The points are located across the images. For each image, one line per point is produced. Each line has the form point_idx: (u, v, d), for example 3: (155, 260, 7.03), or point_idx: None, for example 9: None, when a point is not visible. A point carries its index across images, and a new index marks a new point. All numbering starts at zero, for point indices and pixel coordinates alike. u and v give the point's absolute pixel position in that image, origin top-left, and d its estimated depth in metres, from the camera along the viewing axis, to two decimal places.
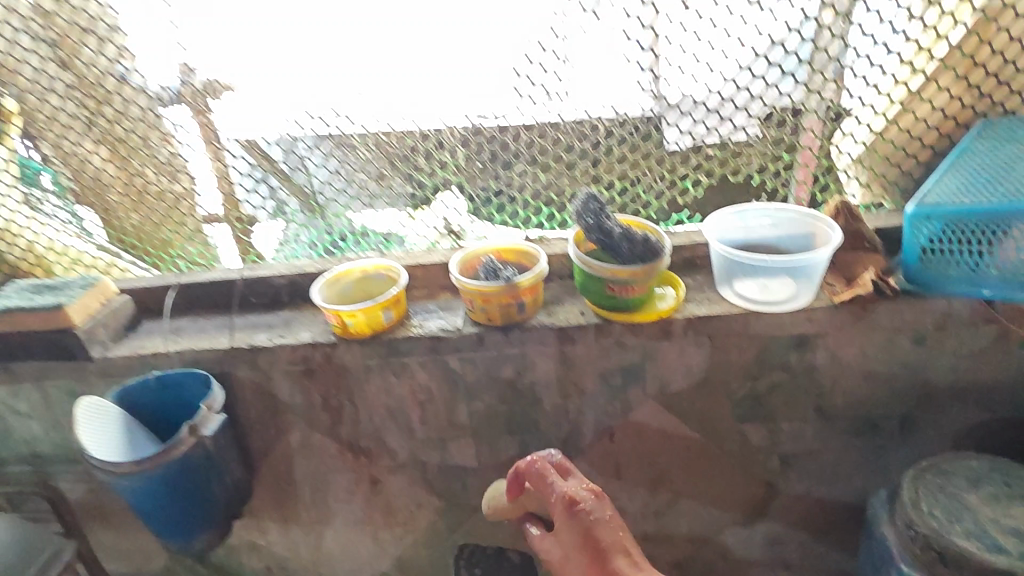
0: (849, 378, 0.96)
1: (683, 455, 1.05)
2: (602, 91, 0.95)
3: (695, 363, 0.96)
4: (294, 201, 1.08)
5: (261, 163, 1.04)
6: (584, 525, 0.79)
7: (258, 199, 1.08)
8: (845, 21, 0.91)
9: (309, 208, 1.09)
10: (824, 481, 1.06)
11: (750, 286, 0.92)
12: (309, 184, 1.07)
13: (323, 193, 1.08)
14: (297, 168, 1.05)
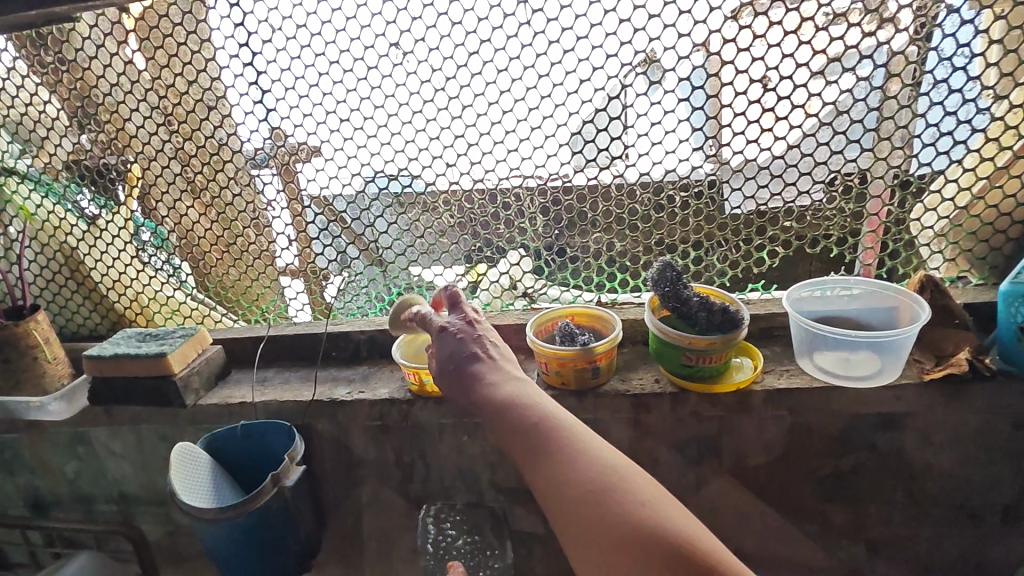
0: (944, 462, 0.91)
1: (760, 535, 1.01)
2: (660, 152, 0.98)
3: (775, 439, 0.94)
4: (361, 258, 1.14)
5: (331, 219, 1.11)
6: (446, 339, 0.86)
7: (328, 255, 1.14)
8: (913, 91, 0.90)
9: (377, 264, 1.15)
10: (915, 571, 0.99)
11: (832, 360, 0.90)
12: (379, 243, 1.12)
13: (400, 253, 1.13)
14: (372, 229, 1.11)
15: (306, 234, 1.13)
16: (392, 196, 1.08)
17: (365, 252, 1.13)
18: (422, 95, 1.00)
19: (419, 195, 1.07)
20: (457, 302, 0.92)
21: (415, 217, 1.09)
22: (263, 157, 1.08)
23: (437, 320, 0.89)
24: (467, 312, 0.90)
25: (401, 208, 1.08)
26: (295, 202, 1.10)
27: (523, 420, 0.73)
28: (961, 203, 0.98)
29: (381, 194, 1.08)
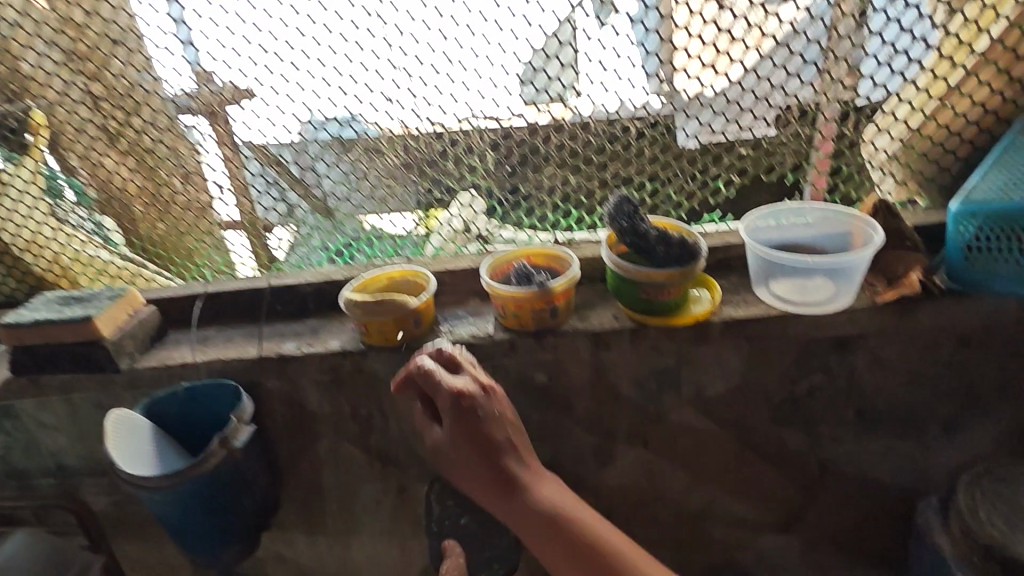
0: (892, 379, 0.93)
1: (719, 461, 1.02)
2: (613, 80, 0.92)
3: (732, 367, 0.94)
4: (304, 205, 1.07)
5: (269, 164, 1.02)
6: (468, 415, 0.84)
7: (269, 204, 1.07)
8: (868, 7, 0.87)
9: (322, 213, 1.08)
10: (864, 483, 1.03)
11: (787, 288, 0.89)
12: (322, 189, 1.05)
13: (344, 197, 1.07)
14: (310, 172, 1.03)
15: (244, 183, 1.04)
16: (333, 138, 1.00)
17: (309, 200, 1.06)
18: (354, 22, 0.90)
19: (362, 136, 0.99)
20: (453, 364, 0.87)
21: (358, 159, 1.02)
22: (188, 100, 0.97)
23: (450, 389, 0.83)
24: (473, 374, 0.87)
25: (342, 151, 1.01)
26: (228, 150, 1.01)
27: (549, 512, 0.84)
28: (914, 125, 0.96)
29: (320, 136, 0.99)
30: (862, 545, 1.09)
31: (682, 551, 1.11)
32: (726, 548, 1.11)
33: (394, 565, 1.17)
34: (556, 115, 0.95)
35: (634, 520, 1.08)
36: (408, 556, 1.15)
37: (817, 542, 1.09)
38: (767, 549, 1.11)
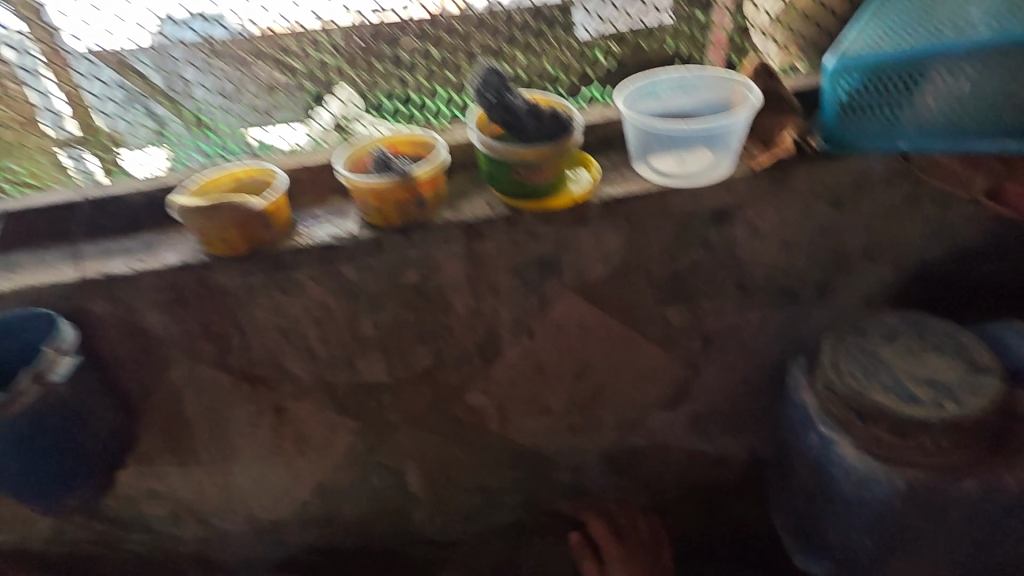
0: (769, 249, 0.91)
1: (604, 346, 1.00)
2: None
3: (612, 249, 0.88)
4: (175, 118, 0.90)
5: (124, 74, 0.86)
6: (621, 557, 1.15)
7: (129, 120, 0.90)
8: None
9: (198, 126, 0.91)
10: (745, 355, 1.04)
11: (666, 162, 0.84)
12: (192, 99, 0.89)
13: (209, 105, 0.90)
14: (174, 78, 0.88)
15: (85, 95, 0.87)
16: (199, 38, 0.85)
17: (179, 112, 0.90)
18: None
19: (232, 33, 0.85)
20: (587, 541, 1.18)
21: (228, 59, 0.87)
22: None
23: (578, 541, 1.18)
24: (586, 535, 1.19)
25: (208, 51, 0.86)
26: (54, 54, 0.83)
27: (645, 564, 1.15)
28: None
29: (179, 33, 0.84)
30: (742, 412, 1.14)
31: (576, 437, 1.13)
32: (617, 429, 1.13)
33: (283, 485, 1.11)
34: (447, 9, 0.89)
35: (531, 414, 1.08)
36: (297, 474, 1.10)
37: (703, 413, 1.13)
38: (656, 426, 1.14)
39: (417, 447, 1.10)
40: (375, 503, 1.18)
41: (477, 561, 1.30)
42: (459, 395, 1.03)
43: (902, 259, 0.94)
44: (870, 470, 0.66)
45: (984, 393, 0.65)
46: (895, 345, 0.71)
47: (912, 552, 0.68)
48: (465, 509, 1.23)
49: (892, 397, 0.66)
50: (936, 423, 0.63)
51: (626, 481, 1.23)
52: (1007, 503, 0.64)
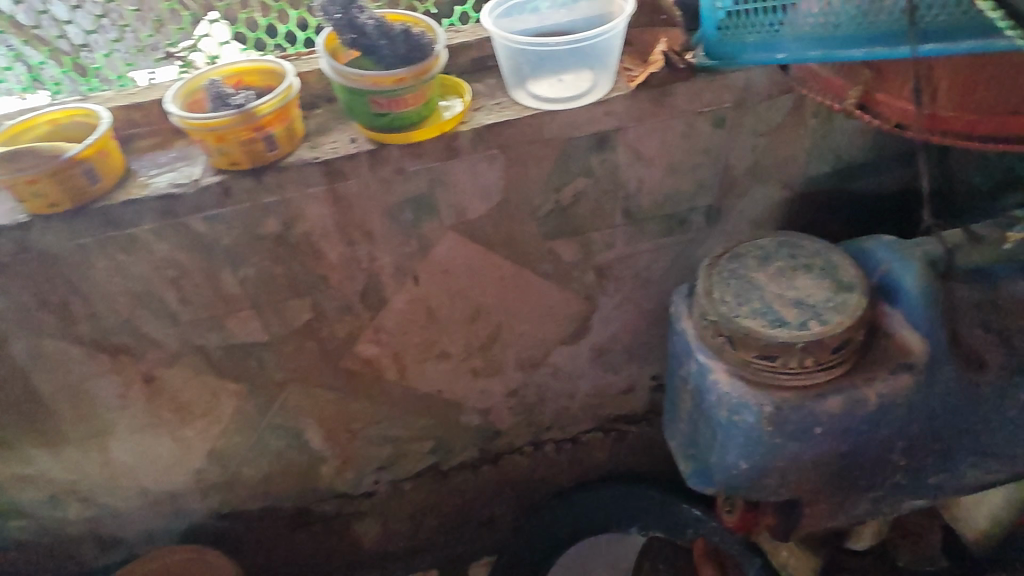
0: (655, 174, 0.87)
1: (496, 286, 0.95)
2: None
3: (490, 183, 0.82)
4: (51, 64, 0.80)
5: None
6: None
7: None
8: None
9: (82, 73, 0.82)
10: (642, 285, 1.02)
11: (546, 85, 0.79)
12: (68, 40, 0.80)
13: (87, 47, 0.81)
14: (41, 15, 0.78)
15: None
16: None
17: (56, 56, 0.80)
18: None
19: None
20: None
21: None
22: None
23: None
24: None
25: None
26: None
27: None
28: None
29: None
30: (644, 341, 1.14)
31: (479, 379, 1.11)
32: (521, 367, 1.12)
33: (171, 455, 1.05)
34: None
35: (429, 360, 1.04)
36: (184, 443, 1.04)
37: (606, 345, 1.12)
38: (560, 361, 1.13)
39: (313, 403, 1.05)
40: (277, 462, 1.14)
41: (394, 508, 1.29)
42: (348, 347, 0.98)
43: (788, 176, 0.92)
44: (740, 395, 0.66)
45: (849, 310, 0.63)
46: (768, 267, 0.69)
47: (784, 470, 0.69)
48: (376, 459, 1.21)
49: (759, 320, 0.64)
50: (798, 345, 0.62)
51: (536, 416, 1.23)
52: (866, 418, 0.65)
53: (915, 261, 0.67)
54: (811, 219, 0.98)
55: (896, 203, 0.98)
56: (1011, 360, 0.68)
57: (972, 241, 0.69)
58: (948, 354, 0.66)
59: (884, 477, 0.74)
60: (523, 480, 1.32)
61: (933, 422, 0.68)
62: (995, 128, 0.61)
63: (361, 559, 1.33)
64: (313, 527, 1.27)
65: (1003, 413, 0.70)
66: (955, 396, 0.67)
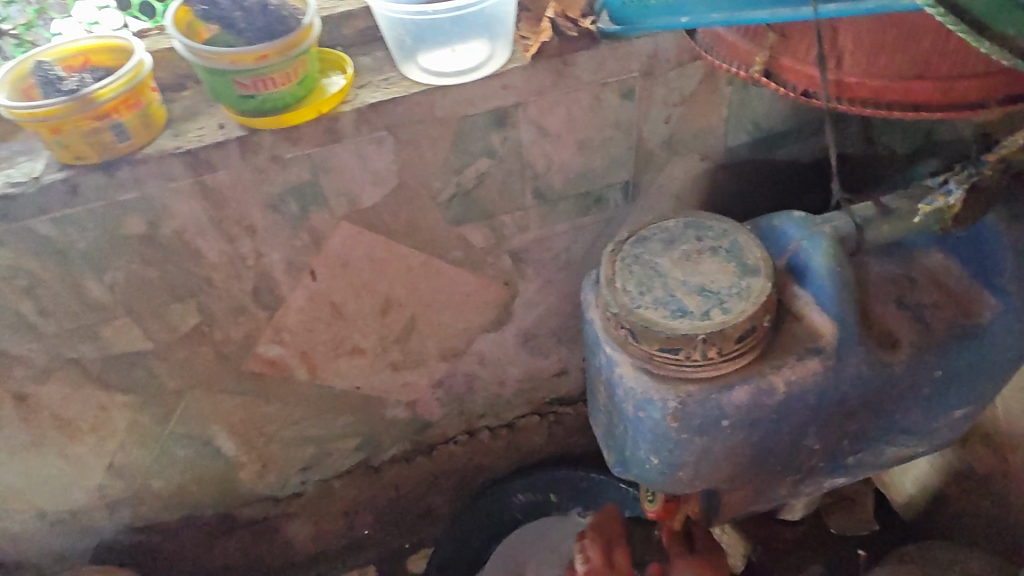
0: (564, 151, 0.80)
1: (403, 277, 0.89)
2: None
3: (382, 168, 0.75)
4: None
5: None
6: None
7: None
8: None
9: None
10: (563, 267, 0.97)
11: (442, 55, 0.71)
12: None
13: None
14: None
15: None
16: None
17: None
18: None
19: None
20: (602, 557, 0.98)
21: None
22: None
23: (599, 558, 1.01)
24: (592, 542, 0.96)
25: None
26: None
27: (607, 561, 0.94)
28: None
29: None
30: (573, 323, 1.09)
31: (400, 373, 1.05)
32: (444, 358, 1.06)
33: (65, 473, 0.98)
34: None
35: (341, 357, 0.98)
36: (78, 460, 0.96)
37: (531, 330, 1.07)
38: (486, 349, 1.08)
39: (218, 409, 0.98)
40: (188, 472, 1.07)
41: (324, 508, 1.23)
42: (248, 349, 0.91)
43: (708, 149, 0.87)
44: (645, 390, 0.62)
45: (753, 297, 0.60)
46: (673, 251, 0.65)
47: (696, 464, 0.66)
48: (298, 460, 1.15)
49: (661, 311, 0.60)
50: (700, 336, 0.58)
51: (467, 405, 1.19)
52: (774, 407, 0.63)
53: (824, 238, 0.63)
54: (738, 192, 0.93)
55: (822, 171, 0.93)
56: (922, 337, 0.66)
57: (883, 215, 0.65)
58: (857, 336, 0.63)
59: (801, 461, 0.72)
60: (460, 470, 1.28)
61: (845, 405, 0.66)
62: (900, 95, 0.55)
63: (294, 560, 1.28)
64: (239, 532, 1.21)
65: (916, 391, 0.68)
66: (866, 378, 0.65)
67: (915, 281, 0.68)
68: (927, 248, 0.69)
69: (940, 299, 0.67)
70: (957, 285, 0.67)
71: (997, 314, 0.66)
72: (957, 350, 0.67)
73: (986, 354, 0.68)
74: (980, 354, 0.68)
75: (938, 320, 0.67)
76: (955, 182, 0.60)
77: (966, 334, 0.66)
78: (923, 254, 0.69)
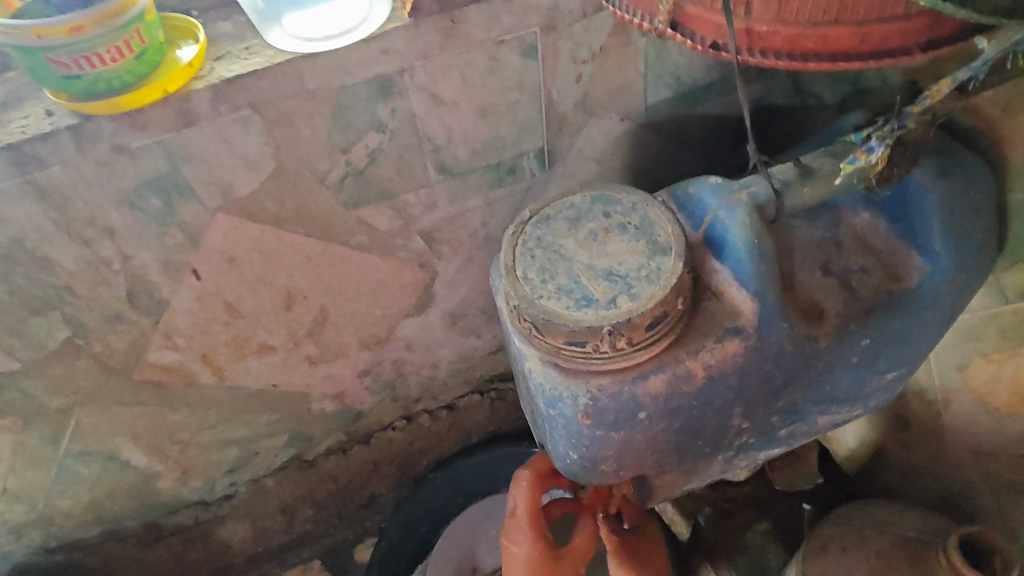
0: (465, 121, 0.72)
1: (303, 267, 0.81)
2: None
3: (253, 151, 0.66)
4: None
5: None
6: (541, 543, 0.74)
7: None
8: None
9: None
10: (483, 244, 0.89)
11: (317, 27, 0.63)
12: None
13: None
14: None
15: None
16: None
17: None
18: None
19: None
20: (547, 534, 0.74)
21: None
22: None
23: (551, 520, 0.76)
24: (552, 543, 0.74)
25: None
26: None
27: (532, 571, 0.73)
28: None
29: None
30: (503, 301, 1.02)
31: (319, 367, 0.98)
32: (366, 348, 0.99)
33: None
34: None
35: (249, 356, 0.90)
36: None
37: (458, 311, 1.00)
38: (411, 335, 1.00)
39: (117, 422, 0.90)
40: (98, 487, 0.99)
41: (259, 507, 1.17)
42: (137, 357, 0.82)
43: (627, 108, 0.79)
44: (553, 386, 0.57)
45: (663, 279, 0.54)
46: (578, 231, 0.58)
47: (617, 459, 0.62)
48: (222, 462, 1.07)
49: (565, 301, 0.54)
50: (605, 328, 0.52)
51: (400, 391, 1.12)
52: (694, 393, 0.58)
53: (740, 206, 0.58)
54: (665, 152, 0.86)
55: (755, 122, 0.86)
56: (849, 306, 0.62)
57: (803, 176, 0.59)
58: (778, 311, 0.58)
59: (729, 442, 0.67)
60: (400, 456, 1.23)
61: (770, 383, 0.61)
62: (815, 44, 0.48)
63: (234, 562, 1.23)
64: (168, 540, 1.14)
65: (846, 363, 0.63)
66: (791, 355, 0.60)
67: (841, 244, 0.64)
68: (852, 207, 0.64)
69: (867, 262, 0.63)
70: (884, 246, 0.63)
71: (926, 276, 0.61)
72: (887, 318, 0.62)
73: (920, 319, 0.63)
74: (916, 320, 0.63)
75: (864, 285, 0.62)
76: (877, 138, 0.55)
77: (894, 300, 0.62)
78: (849, 214, 0.64)
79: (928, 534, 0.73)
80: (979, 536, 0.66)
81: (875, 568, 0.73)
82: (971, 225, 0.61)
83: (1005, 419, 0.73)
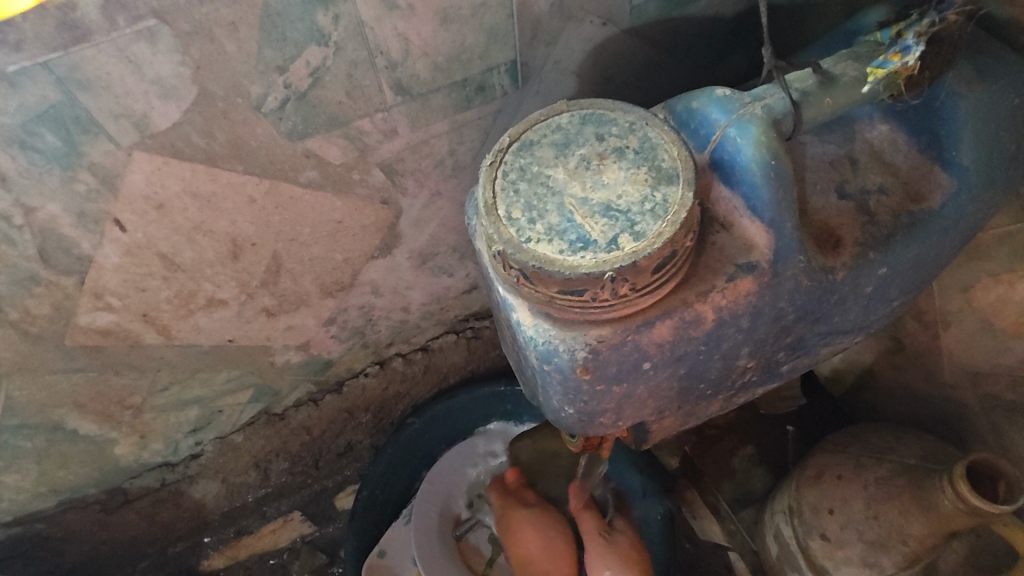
0: (423, 30, 0.61)
1: (247, 211, 0.70)
2: None
3: (165, 73, 0.54)
4: None
5: None
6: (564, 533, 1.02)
7: None
8: None
9: None
10: (449, 174, 0.79)
11: None
12: None
13: None
14: None
15: None
16: None
17: None
18: None
19: None
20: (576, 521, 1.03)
21: None
22: None
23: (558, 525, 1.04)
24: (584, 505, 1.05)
25: None
26: None
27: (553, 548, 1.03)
28: None
29: None
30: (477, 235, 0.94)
31: (278, 318, 0.89)
32: (330, 295, 0.90)
33: None
34: None
35: (196, 312, 0.81)
36: None
37: (427, 250, 0.91)
38: (378, 279, 0.92)
39: (55, 393, 0.81)
40: (48, 460, 0.91)
41: (230, 463, 1.11)
42: (65, 322, 0.72)
43: (611, 9, 0.67)
44: (547, 339, 0.50)
45: (671, 214, 0.46)
46: (568, 159, 0.49)
47: (617, 412, 0.57)
48: (183, 423, 0.99)
49: (557, 245, 0.46)
50: (607, 275, 0.45)
51: (370, 337, 1.04)
52: (703, 338, 0.53)
53: (755, 121, 0.50)
54: (654, 60, 0.75)
55: (752, 20, 0.75)
56: (867, 233, 0.55)
57: (823, 85, 0.51)
58: (796, 242, 0.52)
59: (732, 382, 0.61)
60: (376, 403, 1.16)
61: (782, 321, 0.56)
62: None
63: (209, 518, 1.18)
64: (135, 503, 1.08)
65: (859, 294, 0.58)
66: (806, 291, 0.54)
67: (856, 162, 0.56)
68: (869, 119, 0.57)
69: (886, 182, 0.56)
70: (904, 163, 0.56)
71: (948, 194, 0.55)
72: (906, 244, 0.56)
73: (938, 243, 0.57)
74: (935, 244, 0.57)
75: (883, 208, 0.56)
76: (912, 35, 0.48)
77: (917, 223, 0.56)
78: (865, 127, 0.57)
79: (928, 461, 0.71)
80: (983, 462, 0.64)
81: (873, 497, 0.72)
82: (1005, 134, 0.54)
83: (1009, 341, 0.70)
